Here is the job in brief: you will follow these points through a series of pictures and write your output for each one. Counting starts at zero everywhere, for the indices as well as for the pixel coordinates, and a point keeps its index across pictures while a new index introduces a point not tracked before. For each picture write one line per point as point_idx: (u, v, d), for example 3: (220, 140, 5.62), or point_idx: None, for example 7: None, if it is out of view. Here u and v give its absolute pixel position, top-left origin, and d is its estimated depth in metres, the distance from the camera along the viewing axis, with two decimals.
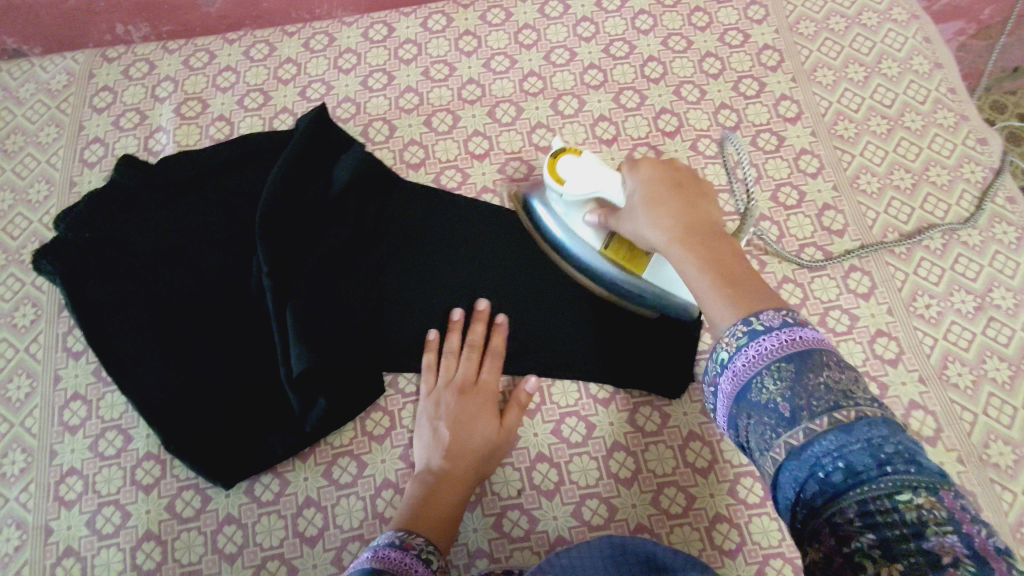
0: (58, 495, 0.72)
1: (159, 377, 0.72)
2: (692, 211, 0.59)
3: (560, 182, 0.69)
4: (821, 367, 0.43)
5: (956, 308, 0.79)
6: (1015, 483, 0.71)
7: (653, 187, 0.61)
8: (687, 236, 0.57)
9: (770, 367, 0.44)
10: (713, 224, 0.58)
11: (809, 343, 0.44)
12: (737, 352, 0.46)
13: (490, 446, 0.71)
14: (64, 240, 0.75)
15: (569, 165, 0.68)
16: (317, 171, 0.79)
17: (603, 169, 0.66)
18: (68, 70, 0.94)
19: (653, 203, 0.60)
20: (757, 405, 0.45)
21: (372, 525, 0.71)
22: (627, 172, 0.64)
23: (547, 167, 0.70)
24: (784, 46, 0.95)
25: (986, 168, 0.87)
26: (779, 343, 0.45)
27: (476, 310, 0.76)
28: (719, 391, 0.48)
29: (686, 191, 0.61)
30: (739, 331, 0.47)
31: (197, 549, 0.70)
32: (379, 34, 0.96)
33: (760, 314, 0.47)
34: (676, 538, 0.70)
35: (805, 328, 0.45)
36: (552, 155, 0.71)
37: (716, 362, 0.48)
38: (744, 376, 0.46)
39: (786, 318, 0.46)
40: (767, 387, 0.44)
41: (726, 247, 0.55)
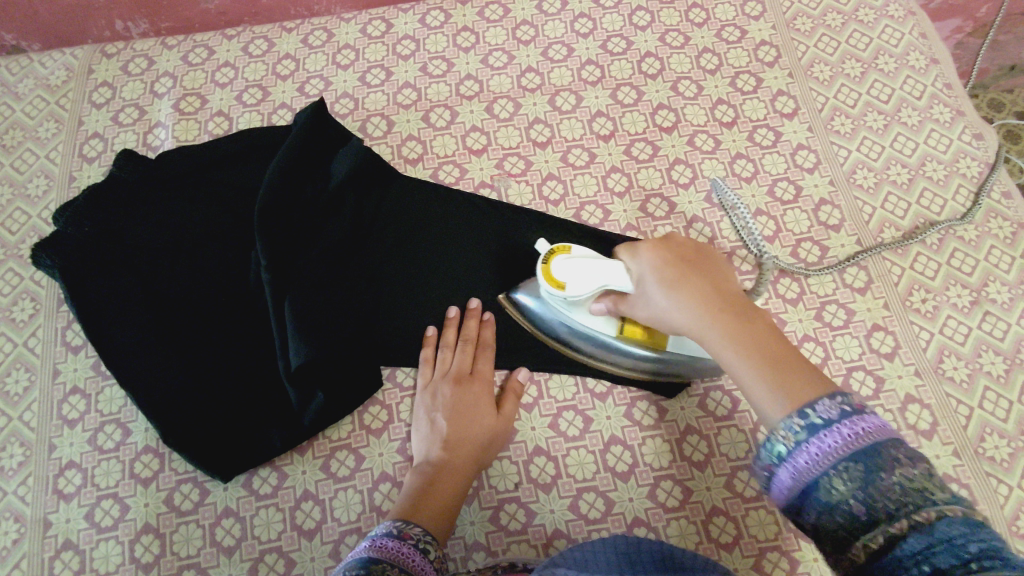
0: (57, 488, 0.72)
1: (157, 372, 0.73)
2: (712, 290, 0.58)
3: (559, 287, 0.65)
4: (892, 463, 0.42)
5: (952, 302, 0.80)
6: (1011, 476, 0.72)
7: (665, 268, 0.60)
8: (721, 321, 0.55)
9: (837, 466, 0.43)
10: (738, 300, 0.57)
11: (874, 436, 0.43)
12: (797, 448, 0.45)
13: (487, 437, 0.71)
14: (64, 234, 0.75)
15: (564, 268, 0.65)
16: (315, 167, 0.79)
17: (600, 262, 0.63)
18: (67, 66, 0.94)
19: (672, 287, 0.58)
20: (828, 506, 0.43)
21: (370, 518, 0.71)
22: (628, 256, 0.62)
23: (541, 274, 0.66)
24: (781, 42, 0.95)
25: (982, 163, 0.87)
26: (843, 439, 0.44)
27: (469, 308, 0.77)
28: (780, 487, 0.47)
29: (698, 269, 0.60)
30: (796, 426, 0.46)
31: (196, 542, 0.70)
32: (377, 30, 0.96)
33: (815, 406, 0.46)
34: (673, 531, 0.71)
35: (866, 417, 0.44)
36: (542, 259, 0.67)
37: (771, 455, 0.47)
38: (807, 474, 0.44)
39: (843, 408, 0.45)
40: (837, 487, 0.43)
41: (760, 327, 0.55)
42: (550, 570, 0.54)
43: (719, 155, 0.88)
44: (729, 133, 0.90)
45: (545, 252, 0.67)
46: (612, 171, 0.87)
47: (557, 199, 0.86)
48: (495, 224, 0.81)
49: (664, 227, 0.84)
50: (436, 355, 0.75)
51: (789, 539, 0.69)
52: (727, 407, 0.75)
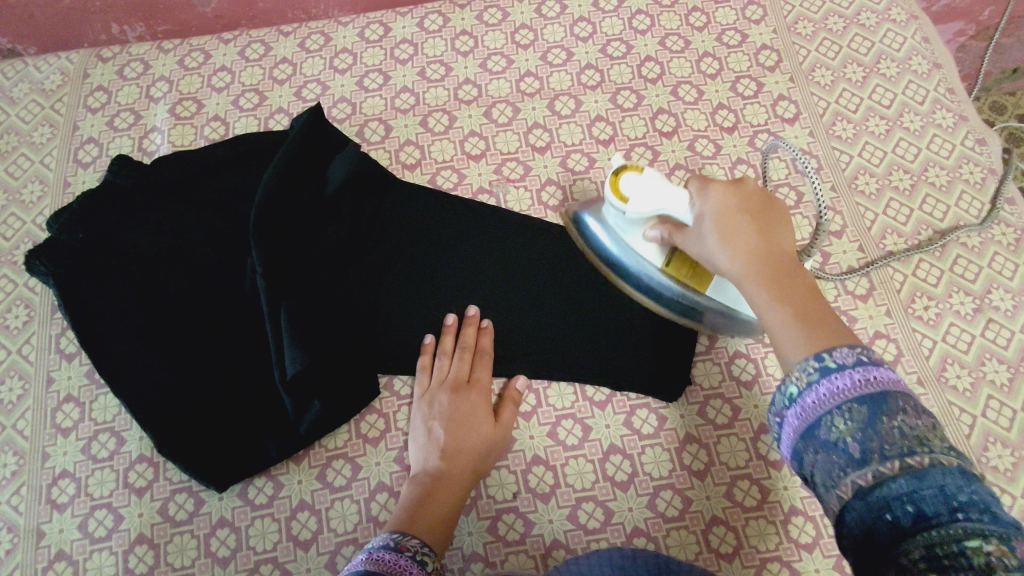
0: (51, 498, 0.71)
1: (152, 380, 0.72)
2: (766, 240, 0.56)
3: (623, 201, 0.64)
4: (897, 411, 0.42)
5: (955, 310, 0.79)
6: (1014, 486, 0.71)
7: (727, 210, 0.58)
8: (763, 271, 0.54)
9: (842, 407, 0.43)
10: (788, 256, 0.56)
11: (885, 385, 0.43)
12: (807, 389, 0.45)
13: (486, 446, 0.71)
14: (59, 240, 0.74)
15: (632, 183, 0.64)
16: (313, 172, 0.78)
17: (669, 186, 0.62)
18: (62, 70, 0.93)
19: (726, 231, 0.56)
20: (826, 444, 0.43)
21: (367, 528, 0.70)
22: (696, 190, 0.60)
23: (609, 185, 0.65)
24: (782, 46, 0.95)
25: (986, 169, 0.86)
26: (853, 383, 0.43)
27: (466, 315, 0.76)
28: (786, 425, 0.47)
29: (760, 218, 0.57)
30: (811, 367, 0.46)
31: (190, 552, 0.69)
32: (375, 35, 0.95)
33: (833, 351, 0.46)
34: (673, 541, 0.70)
35: (881, 368, 0.44)
36: (613, 173, 0.67)
37: (783, 395, 0.47)
38: (812, 413, 0.45)
39: (860, 356, 0.44)
40: (838, 427, 0.43)
41: (802, 283, 0.54)
42: None
43: (719, 160, 0.88)
44: (730, 138, 0.89)
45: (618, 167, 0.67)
46: None
47: (557, 205, 0.85)
48: (493, 230, 0.81)
49: None
50: (434, 362, 0.74)
51: (791, 549, 0.69)
52: (727, 416, 0.74)
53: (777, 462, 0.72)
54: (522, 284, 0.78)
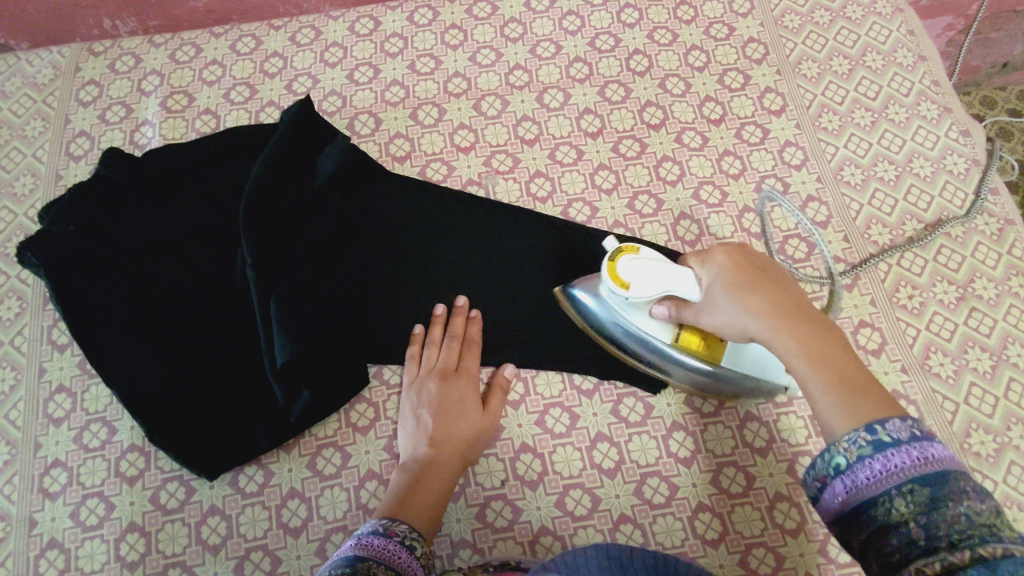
0: (43, 486, 0.72)
1: (143, 370, 0.72)
2: (786, 298, 0.57)
3: (625, 287, 0.64)
4: (959, 494, 0.41)
5: (938, 299, 0.80)
6: (996, 472, 0.72)
7: (735, 273, 0.60)
8: (791, 328, 0.55)
9: (902, 487, 0.43)
10: (811, 309, 0.57)
11: (942, 464, 0.43)
12: (860, 462, 0.45)
13: (473, 433, 0.71)
14: (49, 233, 0.75)
15: (631, 268, 0.63)
16: (301, 164, 0.79)
17: (667, 265, 0.62)
18: (54, 64, 0.94)
19: (745, 294, 0.58)
20: (884, 524, 0.43)
21: (356, 516, 0.71)
22: (699, 266, 0.62)
23: (607, 271, 0.64)
24: (769, 39, 0.95)
25: (969, 160, 0.87)
26: (911, 461, 0.43)
27: (454, 305, 0.77)
28: (835, 496, 0.47)
29: (772, 280, 0.59)
30: (861, 440, 0.46)
31: (181, 540, 0.70)
32: (365, 28, 0.96)
33: (884, 423, 0.46)
34: (660, 528, 0.70)
35: (937, 444, 0.44)
36: (607, 257, 0.65)
37: (828, 465, 0.47)
38: (867, 490, 0.44)
39: (914, 431, 0.45)
40: (897, 507, 0.43)
41: (831, 339, 0.54)
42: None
43: (706, 151, 0.88)
44: (717, 130, 0.90)
45: (613, 250, 0.66)
46: (599, 168, 0.87)
47: (545, 196, 0.86)
48: (483, 222, 0.81)
49: (652, 224, 0.84)
50: (422, 352, 0.75)
51: (775, 535, 0.70)
52: (714, 404, 0.75)
53: (763, 450, 0.73)
54: (510, 274, 0.79)
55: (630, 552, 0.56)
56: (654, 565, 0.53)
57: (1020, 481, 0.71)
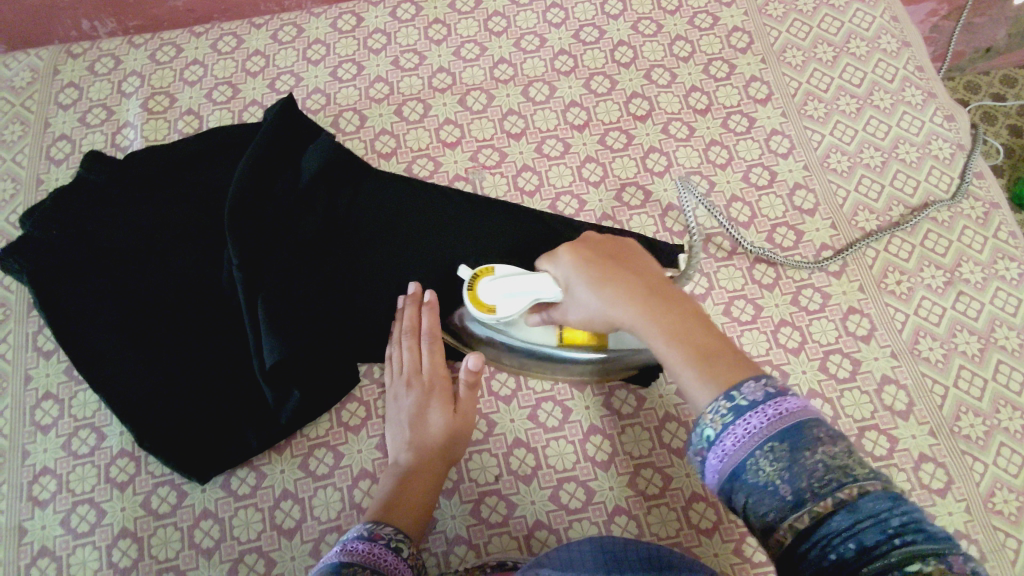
0: (32, 495, 0.71)
1: (131, 375, 0.72)
2: (640, 278, 0.57)
3: (491, 310, 0.64)
4: (815, 442, 0.42)
5: (926, 284, 0.80)
6: (986, 454, 0.72)
7: (582, 263, 0.59)
8: (650, 308, 0.53)
9: (763, 448, 0.43)
10: (668, 286, 0.56)
11: (797, 415, 0.43)
12: (724, 431, 0.44)
13: (446, 435, 0.70)
14: (33, 238, 0.74)
15: (490, 290, 0.64)
16: (286, 163, 0.78)
17: (522, 276, 0.63)
18: (32, 67, 0.92)
19: (599, 281, 0.57)
20: (754, 487, 0.43)
21: (350, 515, 0.70)
22: (552, 266, 0.61)
23: (469, 300, 0.65)
24: (753, 28, 0.95)
25: (955, 145, 0.88)
26: (769, 419, 0.43)
27: (408, 293, 0.74)
28: (707, 466, 0.46)
29: (626, 264, 0.59)
30: (723, 408, 0.45)
31: (174, 544, 0.69)
32: (348, 25, 0.95)
33: (741, 388, 0.45)
34: (654, 518, 0.71)
35: (789, 397, 0.44)
36: (467, 287, 0.66)
37: (700, 439, 0.46)
38: (735, 457, 0.44)
39: (767, 390, 0.44)
40: (764, 469, 0.42)
41: (689, 312, 0.53)
42: (535, 570, 0.54)
43: (693, 142, 0.88)
44: (703, 120, 0.90)
45: (470, 278, 0.67)
46: (586, 161, 0.87)
47: (533, 190, 0.85)
48: (470, 218, 0.81)
49: (641, 216, 0.84)
50: (392, 352, 0.75)
51: None
52: None
53: None
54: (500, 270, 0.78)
55: (624, 546, 0.56)
56: (649, 557, 0.53)
57: (1010, 461, 0.72)
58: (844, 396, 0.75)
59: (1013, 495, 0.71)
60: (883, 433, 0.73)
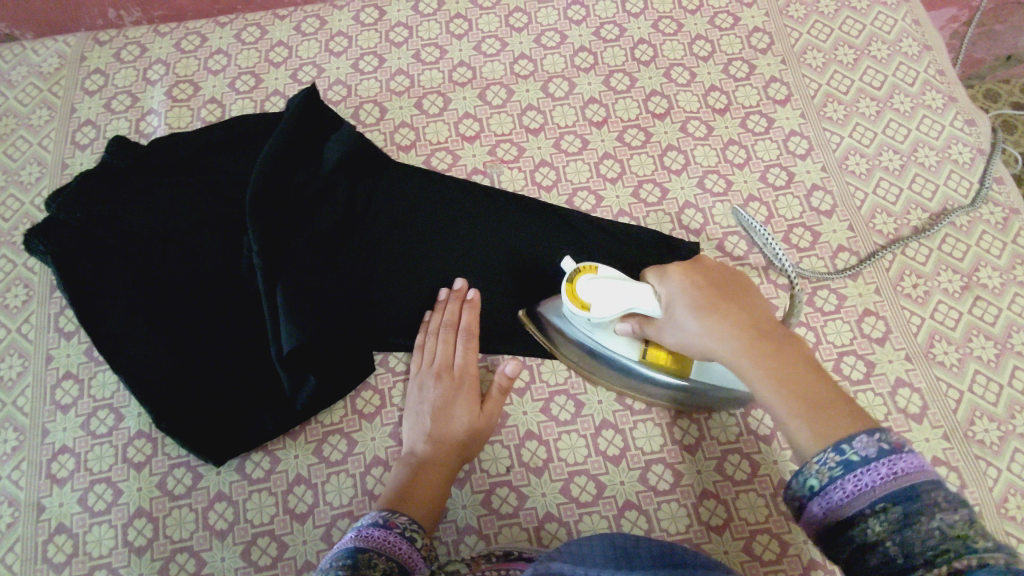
0: (51, 472, 0.72)
1: (150, 356, 0.73)
2: (750, 315, 0.55)
3: (585, 308, 0.65)
4: (931, 508, 0.41)
5: (943, 288, 0.80)
6: (1000, 459, 0.72)
7: (690, 290, 0.58)
8: (759, 349, 0.52)
9: (874, 507, 0.43)
10: (781, 329, 0.54)
11: (913, 478, 0.42)
12: (830, 483, 0.45)
13: (467, 432, 0.70)
14: (57, 220, 0.75)
15: (588, 289, 0.64)
16: (308, 153, 0.79)
17: (625, 282, 0.62)
18: (59, 53, 0.94)
19: (705, 311, 0.55)
20: (863, 544, 0.43)
21: (362, 502, 0.71)
22: (656, 283, 0.60)
23: (565, 293, 0.66)
24: (774, 29, 0.95)
25: (974, 149, 0.88)
26: (882, 477, 0.43)
27: (453, 288, 0.76)
28: (812, 516, 0.46)
29: (737, 296, 0.57)
30: (830, 460, 0.45)
31: (188, 526, 0.70)
32: (370, 18, 0.96)
33: (853, 440, 0.45)
34: (664, 514, 0.71)
35: (905, 455, 0.43)
36: (568, 278, 0.67)
37: (802, 486, 0.46)
38: (842, 511, 0.44)
39: (881, 445, 0.44)
40: (873, 528, 0.43)
41: (798, 355, 0.52)
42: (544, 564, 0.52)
43: (711, 141, 0.88)
44: (722, 119, 0.90)
45: (573, 272, 0.68)
46: (604, 158, 0.87)
47: (550, 185, 0.86)
48: (487, 211, 0.81)
49: (657, 213, 0.84)
50: (425, 341, 0.75)
51: (779, 521, 0.70)
52: None
53: (766, 436, 0.73)
54: (517, 264, 0.79)
55: (635, 543, 0.55)
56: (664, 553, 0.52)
57: None
58: (858, 398, 0.75)
59: None
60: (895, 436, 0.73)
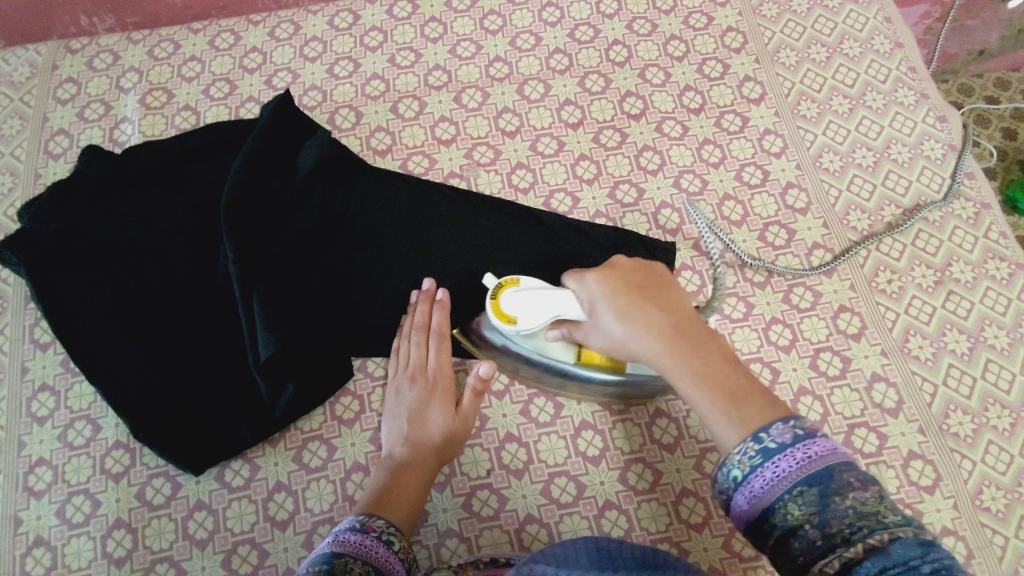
0: (28, 485, 0.72)
1: (127, 366, 0.73)
2: (667, 312, 0.57)
3: (512, 321, 0.65)
4: (844, 488, 0.44)
5: (917, 283, 0.81)
6: (975, 452, 0.73)
7: (611, 292, 0.59)
8: (680, 349, 0.55)
9: (792, 491, 0.45)
10: (697, 324, 0.57)
11: (826, 461, 0.45)
12: (751, 472, 0.47)
13: (444, 435, 0.70)
14: (30, 231, 0.75)
15: (513, 302, 0.65)
16: (283, 159, 0.78)
17: (547, 291, 0.63)
18: (31, 62, 0.93)
19: (626, 313, 0.57)
20: (784, 528, 0.45)
21: (342, 508, 0.71)
22: (576, 284, 0.62)
23: (492, 310, 0.66)
24: (747, 28, 0.96)
25: (946, 145, 0.89)
26: (798, 462, 0.46)
27: (422, 289, 0.76)
28: (736, 507, 0.49)
29: (654, 294, 0.59)
30: (751, 449, 0.48)
31: (168, 535, 0.70)
32: (345, 22, 0.96)
33: (769, 429, 0.48)
34: (645, 513, 0.71)
35: (818, 440, 0.46)
36: (491, 296, 0.67)
37: (728, 479, 0.49)
38: (765, 498, 0.46)
39: (796, 432, 0.47)
40: (793, 512, 0.45)
41: (714, 349, 0.55)
42: (524, 567, 0.53)
43: (687, 141, 0.89)
44: (697, 119, 0.90)
45: (494, 288, 0.68)
46: (580, 159, 0.88)
47: (526, 187, 0.86)
48: (464, 216, 0.81)
49: (634, 213, 0.85)
50: (399, 345, 0.75)
51: None
52: None
53: None
54: (493, 266, 0.79)
55: (616, 545, 0.56)
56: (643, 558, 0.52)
57: (999, 460, 0.73)
58: (834, 394, 0.76)
59: (1001, 492, 0.71)
60: (872, 430, 0.74)
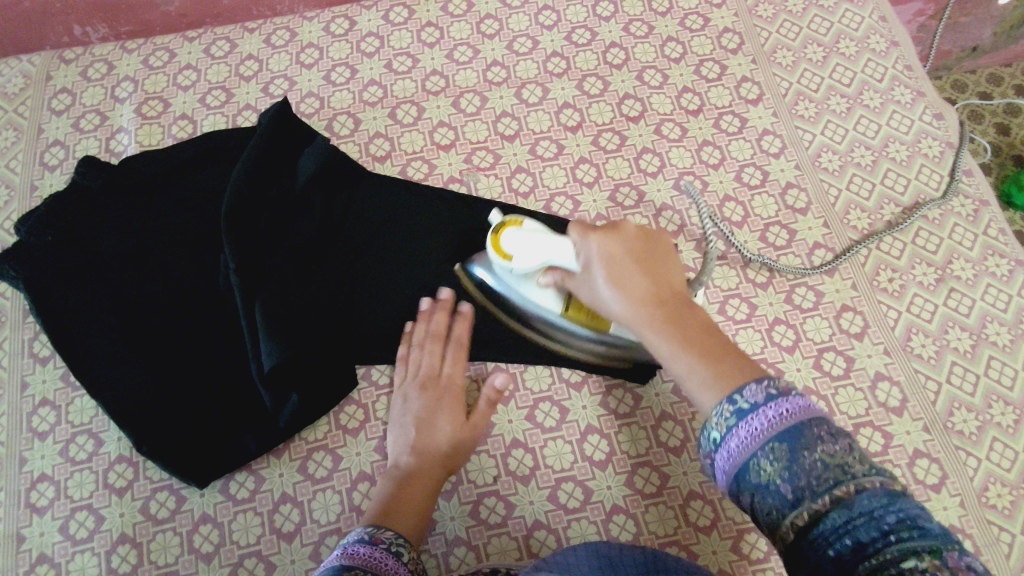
0: (30, 502, 0.71)
1: (128, 379, 0.72)
2: (658, 284, 0.59)
3: (508, 258, 0.65)
4: (814, 441, 0.44)
5: (918, 281, 0.81)
6: (979, 449, 0.73)
7: (609, 256, 0.60)
8: (661, 317, 0.56)
9: (764, 448, 0.45)
10: (684, 298, 0.59)
11: (798, 417, 0.45)
12: (727, 433, 0.47)
13: (455, 444, 0.70)
14: (27, 244, 0.74)
15: (512, 240, 0.64)
16: (282, 167, 0.78)
17: (550, 236, 0.62)
18: (24, 73, 0.92)
19: (616, 280, 0.59)
20: (757, 486, 0.45)
21: (349, 518, 0.71)
22: (578, 239, 0.61)
23: (492, 244, 0.66)
24: (744, 29, 0.96)
25: (944, 143, 0.89)
26: (769, 420, 0.46)
27: (438, 299, 0.76)
28: (715, 465, 0.49)
29: (650, 262, 0.60)
30: (726, 412, 0.48)
31: (174, 549, 0.69)
32: (341, 28, 0.96)
33: (743, 391, 0.48)
34: (652, 517, 0.71)
35: (790, 398, 0.46)
36: (494, 230, 0.67)
37: (708, 441, 0.49)
38: (738, 456, 0.47)
39: (769, 391, 0.47)
40: (765, 468, 0.45)
41: (696, 322, 0.56)
42: None
43: (686, 142, 0.89)
44: (695, 120, 0.90)
45: (498, 223, 0.67)
46: (580, 162, 0.88)
47: (527, 191, 0.86)
48: (465, 220, 0.81)
49: (635, 216, 0.85)
50: (409, 353, 0.75)
51: None
52: None
53: None
54: None
55: (620, 551, 0.55)
56: (649, 564, 0.52)
57: (1003, 457, 0.73)
58: (839, 393, 0.76)
59: (1007, 489, 0.71)
60: (877, 429, 0.74)
